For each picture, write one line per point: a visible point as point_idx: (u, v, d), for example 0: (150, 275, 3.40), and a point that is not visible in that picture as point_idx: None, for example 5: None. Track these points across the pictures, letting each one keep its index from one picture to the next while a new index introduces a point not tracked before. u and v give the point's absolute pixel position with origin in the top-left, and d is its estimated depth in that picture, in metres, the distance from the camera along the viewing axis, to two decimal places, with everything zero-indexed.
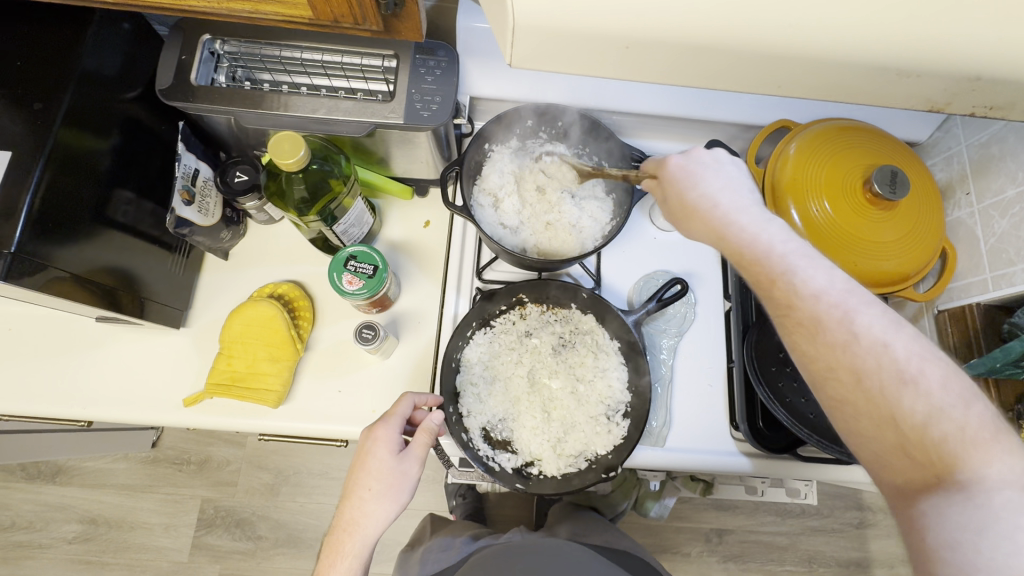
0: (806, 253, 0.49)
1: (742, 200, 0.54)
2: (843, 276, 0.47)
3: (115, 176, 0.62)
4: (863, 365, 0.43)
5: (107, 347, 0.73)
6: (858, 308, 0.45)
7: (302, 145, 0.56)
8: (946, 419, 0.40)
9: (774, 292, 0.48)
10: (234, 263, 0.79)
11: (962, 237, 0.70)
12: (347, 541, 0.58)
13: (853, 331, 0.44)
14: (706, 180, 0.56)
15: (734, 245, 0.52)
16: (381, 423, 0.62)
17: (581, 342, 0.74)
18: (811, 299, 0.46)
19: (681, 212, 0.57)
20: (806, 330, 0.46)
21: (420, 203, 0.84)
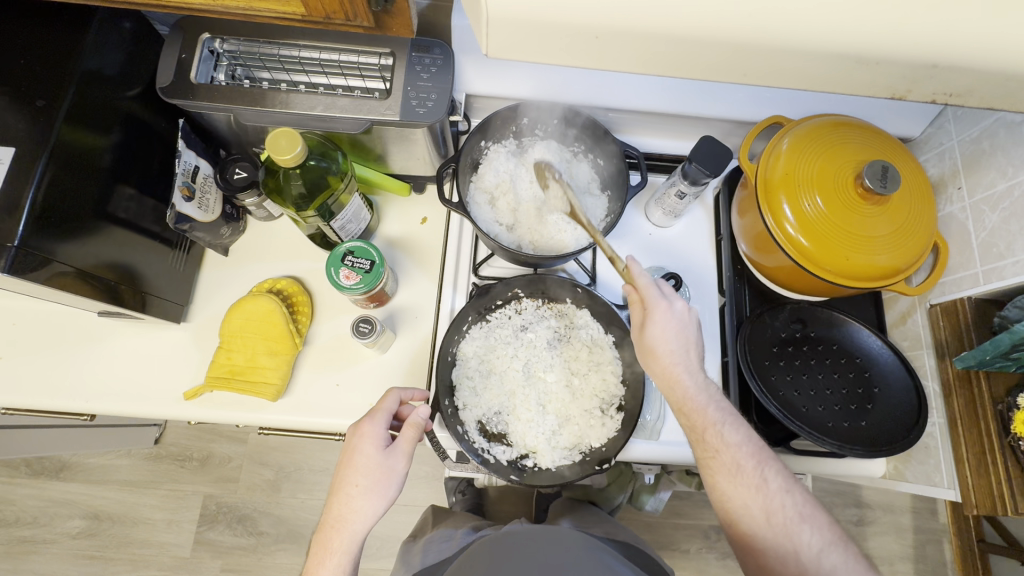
0: (732, 419, 0.62)
1: (687, 338, 0.65)
2: (757, 437, 0.62)
3: (117, 173, 0.63)
4: (773, 501, 0.59)
5: (109, 341, 0.74)
6: (767, 463, 0.60)
7: (299, 142, 0.57)
8: (794, 513, 0.58)
9: (705, 441, 0.61)
10: (234, 259, 0.80)
11: (954, 231, 0.70)
12: (335, 538, 0.60)
13: (763, 477, 0.59)
14: (667, 323, 0.64)
15: (680, 391, 0.63)
16: (367, 420, 0.64)
17: (576, 336, 0.74)
18: (734, 450, 0.60)
19: (647, 348, 0.65)
20: (727, 472, 0.60)
21: (417, 199, 0.84)
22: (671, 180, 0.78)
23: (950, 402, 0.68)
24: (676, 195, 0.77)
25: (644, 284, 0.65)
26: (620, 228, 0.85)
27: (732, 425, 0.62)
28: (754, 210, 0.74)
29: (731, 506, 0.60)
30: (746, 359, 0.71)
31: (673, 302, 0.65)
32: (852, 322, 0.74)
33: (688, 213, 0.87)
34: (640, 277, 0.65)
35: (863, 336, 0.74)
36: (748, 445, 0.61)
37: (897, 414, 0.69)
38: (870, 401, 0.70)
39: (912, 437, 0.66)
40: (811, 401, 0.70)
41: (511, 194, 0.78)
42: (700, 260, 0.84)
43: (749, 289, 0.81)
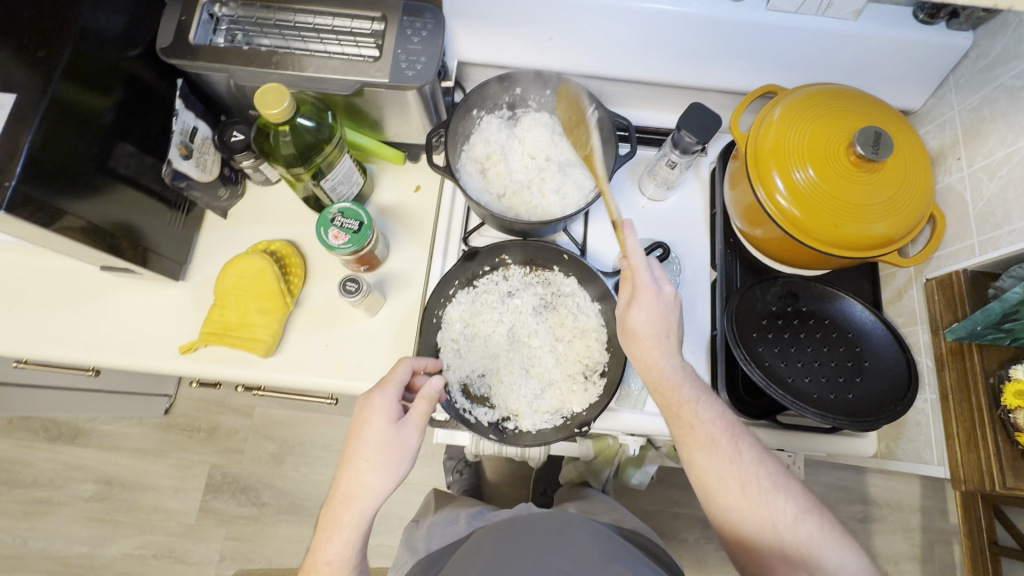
0: (704, 391, 0.62)
1: (666, 318, 0.64)
2: (728, 409, 0.61)
3: (117, 129, 0.65)
4: (742, 466, 0.58)
5: (111, 298, 0.77)
6: (740, 434, 0.60)
7: (286, 97, 0.59)
8: (771, 487, 0.57)
9: (680, 418, 0.61)
10: (233, 222, 0.82)
11: (951, 203, 0.68)
12: (345, 513, 0.59)
13: (737, 448, 0.59)
14: (650, 300, 0.63)
15: (654, 370, 0.62)
16: (378, 391, 0.62)
17: (563, 303, 0.75)
18: (709, 424, 0.59)
19: (630, 330, 0.64)
20: (700, 445, 0.59)
21: (412, 168, 0.86)
22: (662, 151, 0.77)
23: (941, 376, 0.66)
24: (668, 165, 0.76)
25: (637, 262, 0.64)
26: (613, 201, 0.85)
27: (704, 400, 0.61)
28: (744, 182, 0.73)
29: (708, 483, 0.59)
30: (731, 328, 0.70)
31: (665, 286, 0.64)
32: (845, 296, 0.73)
33: (683, 186, 0.86)
34: (634, 254, 0.64)
35: (855, 311, 0.72)
36: (722, 419, 0.60)
37: (886, 387, 0.67)
38: (859, 374, 0.69)
39: (897, 410, 0.64)
40: (798, 372, 0.69)
41: (502, 163, 0.79)
42: (692, 233, 0.84)
43: (740, 263, 0.80)
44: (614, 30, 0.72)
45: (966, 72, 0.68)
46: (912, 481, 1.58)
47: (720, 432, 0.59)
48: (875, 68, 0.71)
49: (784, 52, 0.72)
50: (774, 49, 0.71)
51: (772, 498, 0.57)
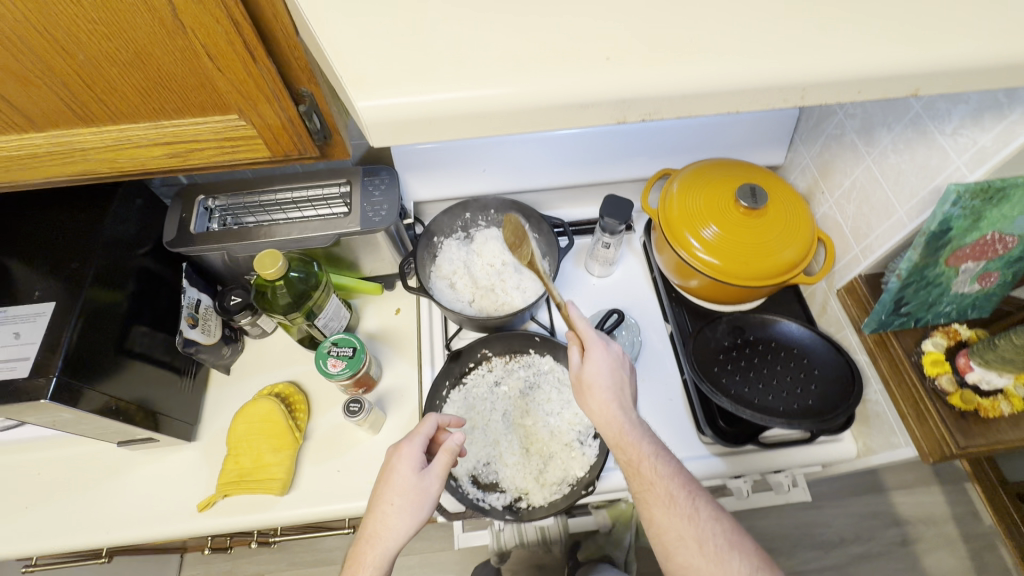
0: (663, 449, 0.68)
1: (620, 377, 0.71)
2: (681, 465, 0.68)
3: (133, 315, 0.75)
4: (696, 520, 0.63)
5: (127, 472, 0.81)
6: (696, 490, 0.65)
7: (280, 257, 0.71)
8: (725, 545, 0.62)
9: (640, 474, 0.65)
10: (236, 375, 0.90)
11: (831, 227, 0.84)
12: (368, 553, 0.62)
13: (692, 506, 0.64)
14: (598, 355, 0.71)
15: (616, 426, 0.68)
16: (406, 441, 0.68)
17: (545, 380, 0.83)
18: (668, 480, 0.65)
19: (586, 385, 0.70)
20: (660, 500, 0.64)
21: (390, 294, 0.98)
22: (596, 236, 0.92)
23: (878, 366, 0.75)
24: (604, 246, 0.91)
25: (582, 328, 0.73)
26: (568, 285, 0.98)
27: (662, 457, 0.67)
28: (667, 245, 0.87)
29: (666, 538, 0.63)
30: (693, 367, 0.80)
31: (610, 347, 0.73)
32: (779, 319, 0.84)
33: (623, 260, 1.00)
34: (579, 322, 0.74)
35: (794, 330, 0.83)
36: (679, 476, 0.66)
37: (838, 387, 0.76)
38: (812, 382, 0.78)
39: (851, 402, 0.73)
40: (760, 392, 0.78)
41: (465, 273, 0.91)
42: (641, 297, 0.96)
43: (687, 312, 0.92)
44: (534, 154, 0.90)
45: (804, 130, 0.88)
46: (934, 490, 1.58)
47: (677, 488, 0.64)
48: (738, 141, 0.91)
49: (667, 144, 0.91)
50: (658, 144, 0.91)
51: (727, 556, 0.61)
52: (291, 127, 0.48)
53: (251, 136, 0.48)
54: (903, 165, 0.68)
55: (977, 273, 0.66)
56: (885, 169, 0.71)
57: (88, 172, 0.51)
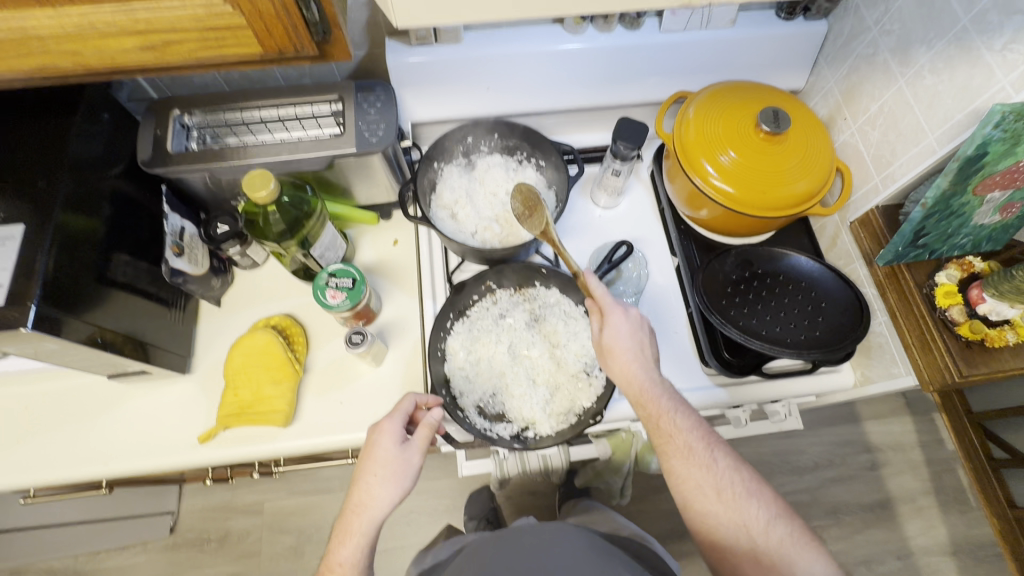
0: (681, 403, 0.67)
1: (639, 335, 0.69)
2: (701, 419, 0.67)
3: (113, 241, 0.70)
4: (715, 473, 0.63)
5: (122, 405, 0.79)
6: (717, 443, 0.65)
7: (271, 179, 0.66)
8: (743, 493, 0.62)
9: (660, 428, 0.65)
10: (227, 308, 0.86)
11: (851, 156, 0.81)
12: (355, 521, 0.61)
13: (712, 456, 0.64)
14: (619, 316, 0.69)
15: (636, 385, 0.66)
16: (387, 417, 0.66)
17: (551, 313, 0.82)
18: (685, 433, 0.64)
19: (605, 346, 0.69)
20: (677, 453, 0.64)
21: (386, 225, 0.93)
22: (604, 164, 0.88)
23: (886, 299, 0.75)
24: (613, 174, 0.86)
25: (601, 293, 0.70)
26: (572, 217, 0.94)
27: (682, 411, 0.66)
28: (681, 173, 0.83)
29: (688, 489, 0.63)
30: (703, 300, 0.78)
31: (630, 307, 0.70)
32: (789, 252, 0.83)
33: (630, 191, 0.96)
34: (597, 286, 0.71)
35: (804, 263, 0.82)
36: (699, 429, 0.65)
37: (845, 319, 0.76)
38: (821, 314, 0.78)
39: (860, 333, 0.73)
40: (769, 324, 0.77)
41: (467, 202, 0.86)
42: (649, 229, 0.93)
43: (696, 245, 0.90)
44: (542, 71, 0.83)
45: (831, 51, 0.82)
46: (905, 420, 1.67)
47: (696, 442, 0.64)
48: (760, 62, 0.85)
49: (685, 63, 0.85)
50: (675, 63, 0.84)
51: (746, 504, 0.62)
52: (286, 16, 0.42)
53: (238, 30, 0.43)
54: (940, 86, 0.64)
55: (1000, 203, 0.64)
56: (918, 91, 0.67)
57: (51, 67, 0.45)
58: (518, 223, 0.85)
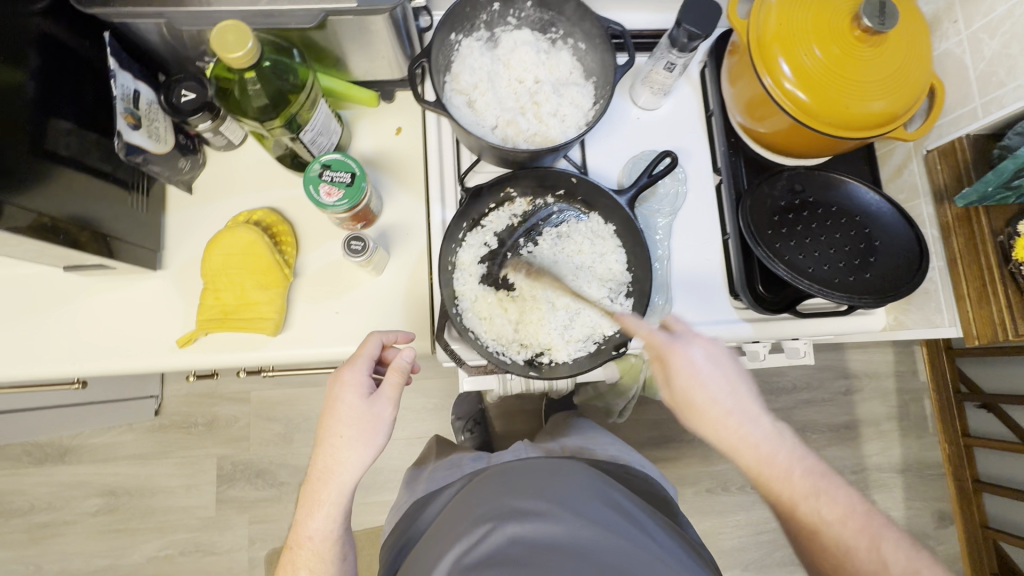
0: (800, 456, 0.58)
1: (741, 398, 0.60)
2: (816, 461, 0.58)
3: (49, 104, 0.55)
4: (837, 527, 0.55)
5: (86, 301, 0.70)
6: (828, 489, 0.56)
7: (249, 36, 0.51)
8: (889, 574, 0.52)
9: (795, 508, 0.56)
10: (200, 196, 0.74)
11: (950, 70, 0.68)
12: (322, 490, 0.59)
13: (830, 507, 0.55)
14: (703, 373, 0.60)
15: (745, 451, 0.58)
16: (347, 366, 0.61)
17: (577, 231, 0.73)
18: (796, 486, 0.57)
19: (683, 403, 0.60)
20: (785, 506, 0.57)
21: (388, 108, 0.78)
22: (656, 54, 0.72)
23: (948, 244, 0.69)
24: (666, 69, 0.72)
25: (653, 337, 0.62)
26: (607, 118, 0.81)
27: (801, 466, 0.57)
28: (747, 74, 0.70)
29: (809, 521, 0.56)
30: (749, 228, 0.69)
31: (708, 341, 0.62)
32: (850, 180, 0.73)
33: (675, 92, 0.82)
34: (653, 336, 0.62)
35: (863, 194, 0.73)
36: (814, 479, 0.57)
37: (899, 261, 0.69)
38: (872, 254, 0.70)
39: (915, 281, 0.67)
40: (816, 261, 0.70)
41: (488, 89, 0.71)
42: (691, 141, 0.81)
43: (745, 162, 0.78)
44: None
45: None
46: (886, 349, 1.70)
47: (831, 534, 0.55)
48: None
49: None
50: None
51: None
52: None
53: None
54: None
55: None
56: None
57: None
58: (547, 120, 0.71)
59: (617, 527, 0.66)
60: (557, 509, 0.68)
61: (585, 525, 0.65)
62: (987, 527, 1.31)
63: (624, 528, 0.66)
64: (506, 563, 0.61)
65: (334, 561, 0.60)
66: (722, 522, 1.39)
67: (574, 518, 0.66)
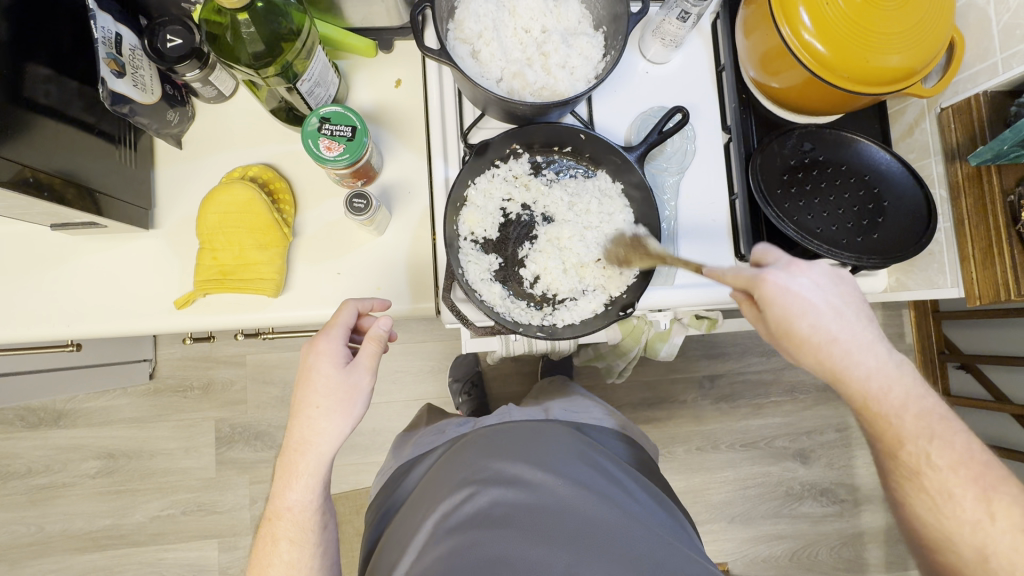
0: (935, 411, 0.53)
1: (851, 321, 0.54)
2: (934, 402, 0.54)
3: (24, 46, 0.51)
4: (938, 453, 0.52)
5: (75, 262, 0.67)
6: (923, 403, 0.53)
7: None
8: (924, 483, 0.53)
9: (874, 405, 0.54)
10: (191, 151, 0.71)
11: (972, 23, 0.67)
12: (300, 461, 0.58)
13: (902, 421, 0.53)
14: (805, 297, 0.54)
15: (842, 361, 0.54)
16: (322, 336, 0.60)
17: (585, 190, 0.72)
18: (947, 471, 0.52)
19: (783, 330, 0.55)
20: (911, 472, 0.53)
21: (386, 58, 0.74)
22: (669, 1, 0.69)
23: (957, 205, 0.69)
24: (680, 18, 0.68)
25: (742, 274, 0.56)
26: (615, 73, 0.78)
27: (864, 331, 0.54)
28: (764, 24, 0.66)
29: (952, 527, 0.52)
30: (760, 187, 0.68)
31: (805, 262, 0.56)
32: (861, 139, 0.72)
33: (686, 45, 0.79)
34: (739, 274, 0.56)
35: (874, 154, 0.72)
36: (873, 359, 0.54)
37: (906, 222, 0.69)
38: (881, 215, 0.70)
39: (922, 242, 0.67)
40: (824, 222, 0.69)
41: (494, 38, 0.67)
42: (701, 97, 0.78)
43: (755, 119, 0.76)
44: None
45: None
46: None
47: (890, 396, 0.53)
48: None
49: None
50: None
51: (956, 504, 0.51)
52: None
53: None
54: None
55: None
56: None
57: None
58: (554, 73, 0.68)
59: (602, 485, 0.68)
60: (536, 469, 0.69)
61: (564, 484, 0.67)
62: None
63: (610, 491, 0.67)
64: (495, 523, 0.64)
65: (315, 531, 0.59)
66: (711, 478, 1.44)
67: (554, 477, 0.68)
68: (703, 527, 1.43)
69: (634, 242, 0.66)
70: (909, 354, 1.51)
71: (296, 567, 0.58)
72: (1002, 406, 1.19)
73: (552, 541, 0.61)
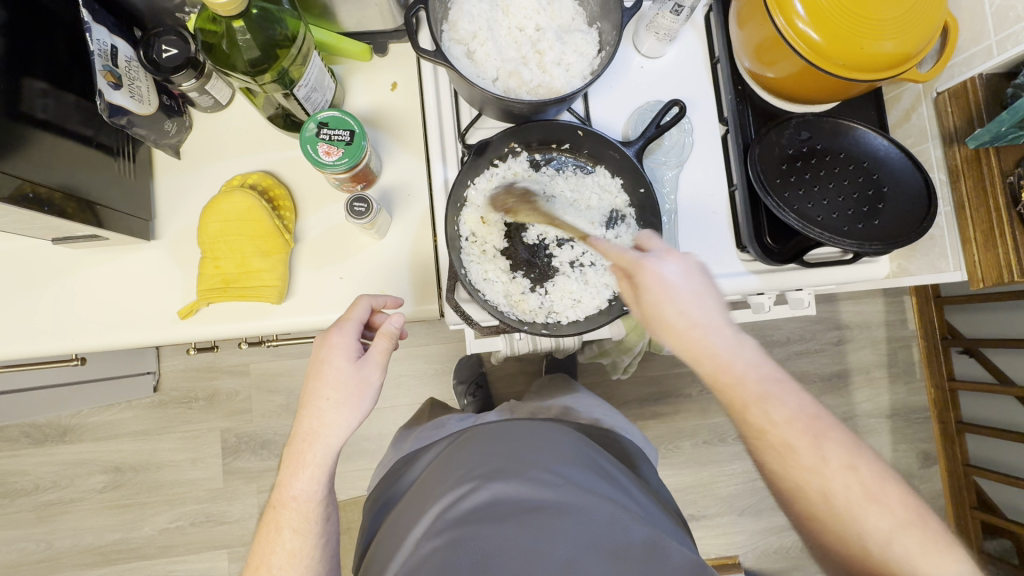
0: (816, 427, 0.50)
1: (711, 311, 0.54)
2: (812, 403, 0.52)
3: (21, 61, 0.51)
4: (840, 483, 0.49)
5: (77, 275, 0.67)
6: (825, 433, 0.50)
7: None
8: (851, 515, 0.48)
9: (748, 418, 0.52)
10: (189, 161, 0.71)
11: (966, 6, 0.67)
12: (309, 451, 0.58)
13: (822, 456, 0.49)
14: (676, 287, 0.55)
15: (709, 362, 0.53)
16: (336, 329, 0.60)
17: (585, 186, 0.72)
18: (784, 426, 0.51)
19: (655, 314, 0.55)
20: (799, 486, 0.50)
21: (382, 62, 0.74)
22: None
23: (957, 188, 0.70)
24: (674, 12, 0.68)
25: (620, 254, 0.57)
26: (610, 69, 0.78)
27: (728, 332, 0.54)
28: (758, 14, 0.66)
29: (852, 525, 0.48)
30: (759, 177, 0.68)
31: (677, 254, 0.56)
32: (859, 126, 0.72)
33: (680, 39, 0.79)
34: (621, 255, 0.57)
35: (872, 141, 0.72)
36: (742, 349, 0.53)
37: (907, 207, 0.69)
38: (882, 201, 0.70)
39: (924, 227, 0.67)
40: (825, 211, 0.69)
41: (488, 38, 0.67)
42: (696, 90, 0.78)
43: (752, 110, 0.76)
44: None
45: None
46: None
47: (778, 412, 0.51)
48: None
49: None
50: None
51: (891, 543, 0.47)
52: None
53: None
54: None
55: None
56: None
57: None
58: (550, 70, 0.68)
59: (604, 485, 0.68)
60: (538, 467, 0.69)
61: (566, 481, 0.67)
62: (967, 465, 1.37)
63: (612, 490, 0.68)
64: (492, 518, 0.63)
65: (318, 522, 0.59)
66: (719, 471, 1.44)
67: (556, 474, 0.68)
68: (713, 519, 1.43)
69: (525, 194, 0.68)
70: (912, 340, 1.51)
71: (297, 555, 0.57)
72: (1007, 389, 1.19)
73: (552, 532, 0.61)
